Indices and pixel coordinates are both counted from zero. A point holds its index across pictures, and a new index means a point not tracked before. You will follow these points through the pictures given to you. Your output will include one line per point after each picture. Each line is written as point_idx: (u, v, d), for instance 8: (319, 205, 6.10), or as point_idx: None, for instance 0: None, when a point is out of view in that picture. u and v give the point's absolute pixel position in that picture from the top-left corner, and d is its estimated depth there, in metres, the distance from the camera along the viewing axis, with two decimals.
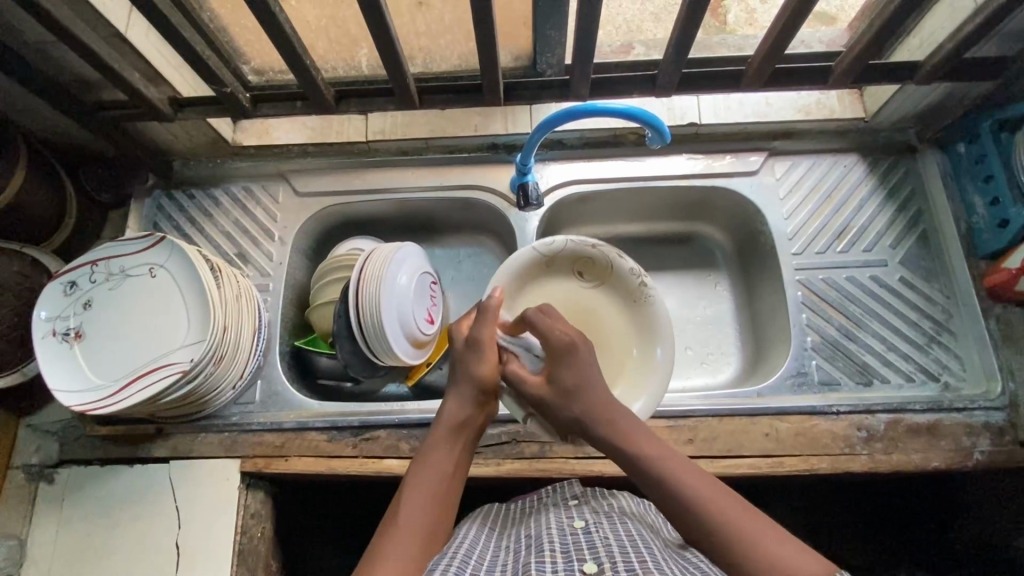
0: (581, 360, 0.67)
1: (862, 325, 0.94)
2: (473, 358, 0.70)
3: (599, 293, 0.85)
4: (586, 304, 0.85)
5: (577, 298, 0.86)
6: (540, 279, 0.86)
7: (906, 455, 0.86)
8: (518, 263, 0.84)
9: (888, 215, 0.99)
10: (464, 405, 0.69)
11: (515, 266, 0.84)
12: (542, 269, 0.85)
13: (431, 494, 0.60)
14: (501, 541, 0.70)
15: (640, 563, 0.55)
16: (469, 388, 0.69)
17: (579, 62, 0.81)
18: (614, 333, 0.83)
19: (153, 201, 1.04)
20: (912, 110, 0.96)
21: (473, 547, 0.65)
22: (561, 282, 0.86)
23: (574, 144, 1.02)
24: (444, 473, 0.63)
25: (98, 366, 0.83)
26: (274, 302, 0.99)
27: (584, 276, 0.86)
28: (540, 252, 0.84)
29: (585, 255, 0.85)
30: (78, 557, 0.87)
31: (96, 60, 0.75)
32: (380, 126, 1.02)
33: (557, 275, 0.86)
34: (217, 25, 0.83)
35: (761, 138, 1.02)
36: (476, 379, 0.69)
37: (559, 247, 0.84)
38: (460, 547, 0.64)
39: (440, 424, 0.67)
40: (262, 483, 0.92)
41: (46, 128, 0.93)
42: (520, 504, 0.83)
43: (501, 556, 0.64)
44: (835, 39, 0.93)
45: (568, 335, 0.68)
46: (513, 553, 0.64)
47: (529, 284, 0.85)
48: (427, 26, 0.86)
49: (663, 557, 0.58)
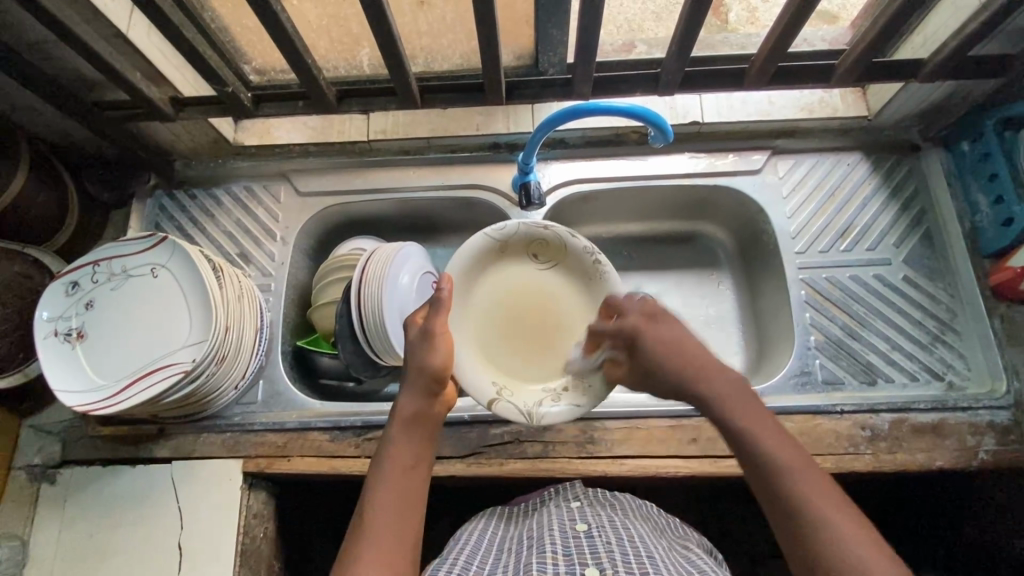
0: (658, 335, 0.69)
1: (866, 324, 0.94)
2: (424, 351, 0.69)
3: (556, 273, 0.81)
4: (541, 286, 0.81)
5: (532, 279, 0.81)
6: (494, 264, 0.80)
7: (911, 454, 0.85)
8: (472, 249, 0.79)
9: (891, 213, 0.99)
10: (419, 397, 0.68)
11: (467, 252, 0.78)
12: (495, 253, 0.80)
13: (394, 493, 0.61)
14: (503, 542, 0.69)
15: (642, 569, 0.55)
16: (422, 380, 0.68)
17: (581, 60, 0.81)
18: (574, 316, 0.80)
19: (155, 201, 1.04)
20: (915, 108, 0.96)
21: (474, 549, 0.65)
22: (516, 265, 0.81)
23: (576, 143, 1.02)
24: (406, 467, 0.63)
25: (100, 366, 0.83)
26: (276, 302, 0.98)
27: (539, 258, 0.81)
28: (493, 237, 0.79)
29: (539, 237, 0.80)
30: (80, 558, 0.87)
31: (98, 60, 0.75)
32: (381, 125, 1.02)
33: (511, 258, 0.81)
34: (219, 25, 0.83)
35: (764, 137, 1.02)
36: (426, 369, 0.69)
37: (512, 230, 0.80)
38: (461, 556, 0.64)
39: (397, 420, 0.67)
40: (265, 484, 0.91)
41: (47, 128, 0.93)
42: (525, 503, 0.83)
43: (503, 557, 0.64)
44: (838, 37, 0.93)
45: (636, 321, 0.71)
46: (515, 554, 0.64)
47: (484, 272, 0.80)
48: (429, 26, 0.85)
49: (665, 562, 0.58)
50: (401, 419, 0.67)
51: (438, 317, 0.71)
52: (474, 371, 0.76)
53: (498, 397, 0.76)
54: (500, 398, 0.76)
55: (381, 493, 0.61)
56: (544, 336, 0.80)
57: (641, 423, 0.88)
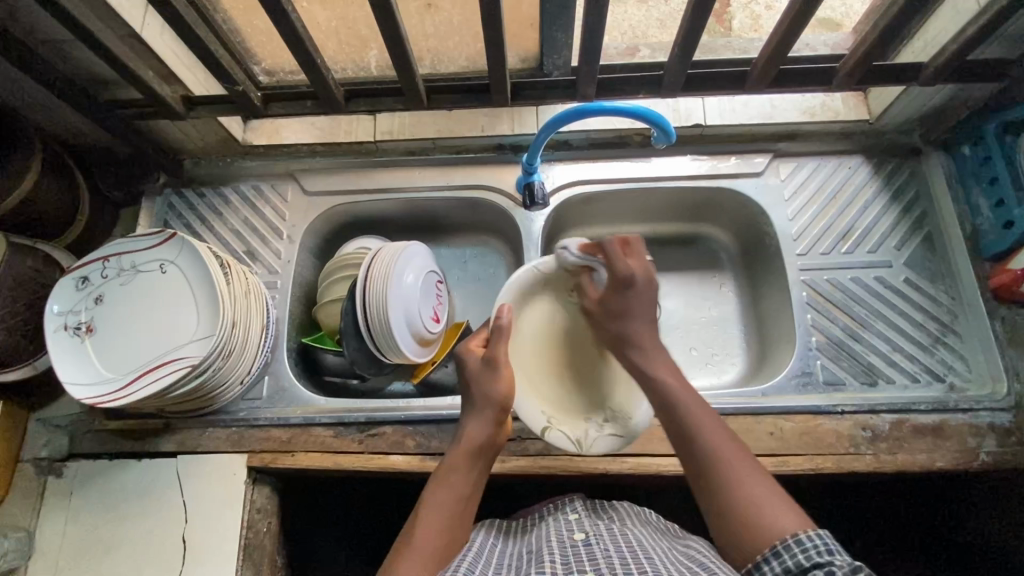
0: (641, 296, 0.73)
1: (867, 325, 0.94)
2: (490, 379, 0.73)
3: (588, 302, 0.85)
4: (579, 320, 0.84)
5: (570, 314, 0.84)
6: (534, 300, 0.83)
7: (912, 455, 0.85)
8: (519, 283, 0.82)
9: (892, 217, 0.99)
10: (484, 426, 0.72)
11: (515, 285, 0.81)
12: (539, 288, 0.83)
13: (447, 514, 0.64)
14: (503, 555, 0.70)
15: (640, 571, 0.55)
16: (489, 410, 0.72)
17: (585, 63, 0.83)
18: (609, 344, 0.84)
19: (164, 199, 1.06)
20: (916, 112, 0.97)
21: (475, 561, 0.65)
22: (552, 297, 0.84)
23: (580, 145, 1.03)
24: (462, 494, 0.67)
25: (108, 359, 0.84)
26: (283, 299, 1.00)
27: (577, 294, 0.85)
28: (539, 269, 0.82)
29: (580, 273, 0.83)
30: (86, 550, 0.88)
31: (114, 58, 0.77)
32: (387, 126, 1.04)
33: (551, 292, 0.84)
34: (232, 26, 0.84)
35: (766, 141, 1.03)
36: (493, 400, 0.72)
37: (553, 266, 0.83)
38: (460, 562, 0.64)
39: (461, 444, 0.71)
40: (268, 478, 0.92)
41: (61, 126, 0.95)
42: (523, 517, 0.83)
43: (503, 570, 0.65)
44: (839, 42, 0.94)
45: (636, 271, 0.73)
46: (514, 567, 0.64)
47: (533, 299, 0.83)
48: (436, 28, 0.87)
49: (664, 564, 0.58)
50: (464, 445, 0.71)
51: (499, 340, 0.75)
52: (528, 401, 0.79)
53: (548, 425, 0.79)
54: (551, 427, 0.79)
55: (432, 512, 0.64)
56: (587, 368, 0.83)
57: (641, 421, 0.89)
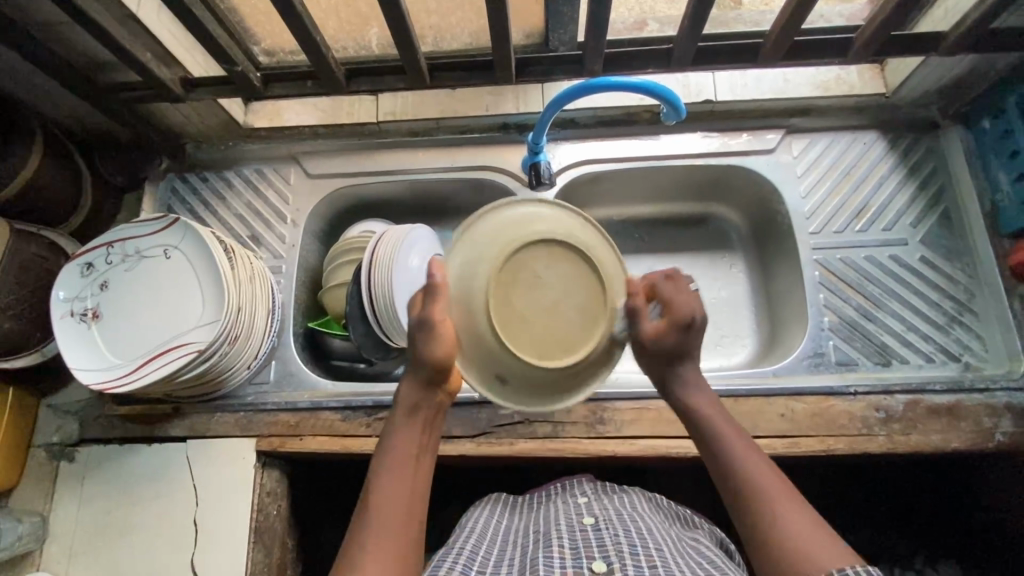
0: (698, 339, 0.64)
1: (882, 305, 0.93)
2: (424, 340, 0.60)
3: (497, 287, 0.58)
4: (517, 262, 0.58)
5: (523, 254, 0.58)
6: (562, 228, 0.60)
7: (926, 436, 0.84)
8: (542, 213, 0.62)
9: (908, 193, 0.97)
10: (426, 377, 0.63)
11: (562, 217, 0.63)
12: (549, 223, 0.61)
13: (399, 479, 0.59)
14: (509, 536, 0.69)
15: (650, 561, 0.55)
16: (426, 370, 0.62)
17: (592, 37, 0.80)
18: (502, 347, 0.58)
19: (167, 183, 1.05)
20: (934, 84, 0.94)
21: (481, 544, 0.65)
22: (543, 228, 0.60)
23: (587, 123, 1.01)
24: (409, 456, 0.61)
25: (114, 346, 0.84)
26: (288, 284, 0.99)
27: (505, 269, 0.58)
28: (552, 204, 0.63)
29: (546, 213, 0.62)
30: (98, 534, 0.89)
31: (108, 38, 0.75)
32: (390, 106, 1.02)
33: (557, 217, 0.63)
34: (228, 4, 0.82)
35: (779, 116, 1.00)
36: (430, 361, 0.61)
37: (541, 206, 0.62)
38: (466, 547, 0.64)
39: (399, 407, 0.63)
40: (277, 463, 0.93)
41: (62, 111, 0.95)
42: (529, 498, 0.82)
43: (509, 551, 0.64)
44: (855, 13, 0.89)
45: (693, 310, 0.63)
46: (521, 548, 0.64)
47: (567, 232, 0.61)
48: (438, 3, 0.84)
49: (673, 556, 0.57)
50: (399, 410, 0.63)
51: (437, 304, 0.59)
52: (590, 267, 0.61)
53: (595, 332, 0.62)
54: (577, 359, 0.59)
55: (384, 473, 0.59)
56: (531, 328, 0.58)
57: (650, 403, 0.88)
